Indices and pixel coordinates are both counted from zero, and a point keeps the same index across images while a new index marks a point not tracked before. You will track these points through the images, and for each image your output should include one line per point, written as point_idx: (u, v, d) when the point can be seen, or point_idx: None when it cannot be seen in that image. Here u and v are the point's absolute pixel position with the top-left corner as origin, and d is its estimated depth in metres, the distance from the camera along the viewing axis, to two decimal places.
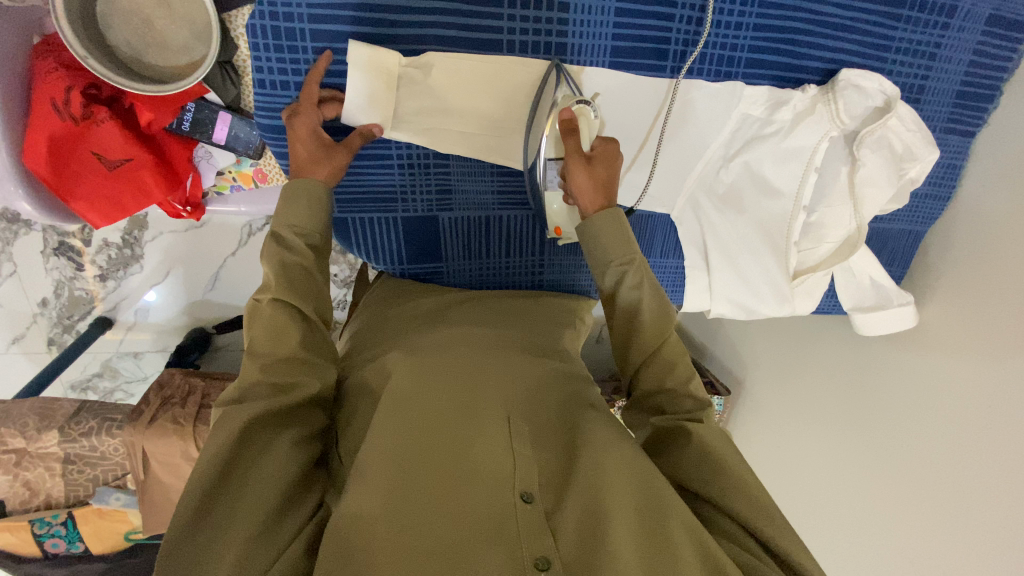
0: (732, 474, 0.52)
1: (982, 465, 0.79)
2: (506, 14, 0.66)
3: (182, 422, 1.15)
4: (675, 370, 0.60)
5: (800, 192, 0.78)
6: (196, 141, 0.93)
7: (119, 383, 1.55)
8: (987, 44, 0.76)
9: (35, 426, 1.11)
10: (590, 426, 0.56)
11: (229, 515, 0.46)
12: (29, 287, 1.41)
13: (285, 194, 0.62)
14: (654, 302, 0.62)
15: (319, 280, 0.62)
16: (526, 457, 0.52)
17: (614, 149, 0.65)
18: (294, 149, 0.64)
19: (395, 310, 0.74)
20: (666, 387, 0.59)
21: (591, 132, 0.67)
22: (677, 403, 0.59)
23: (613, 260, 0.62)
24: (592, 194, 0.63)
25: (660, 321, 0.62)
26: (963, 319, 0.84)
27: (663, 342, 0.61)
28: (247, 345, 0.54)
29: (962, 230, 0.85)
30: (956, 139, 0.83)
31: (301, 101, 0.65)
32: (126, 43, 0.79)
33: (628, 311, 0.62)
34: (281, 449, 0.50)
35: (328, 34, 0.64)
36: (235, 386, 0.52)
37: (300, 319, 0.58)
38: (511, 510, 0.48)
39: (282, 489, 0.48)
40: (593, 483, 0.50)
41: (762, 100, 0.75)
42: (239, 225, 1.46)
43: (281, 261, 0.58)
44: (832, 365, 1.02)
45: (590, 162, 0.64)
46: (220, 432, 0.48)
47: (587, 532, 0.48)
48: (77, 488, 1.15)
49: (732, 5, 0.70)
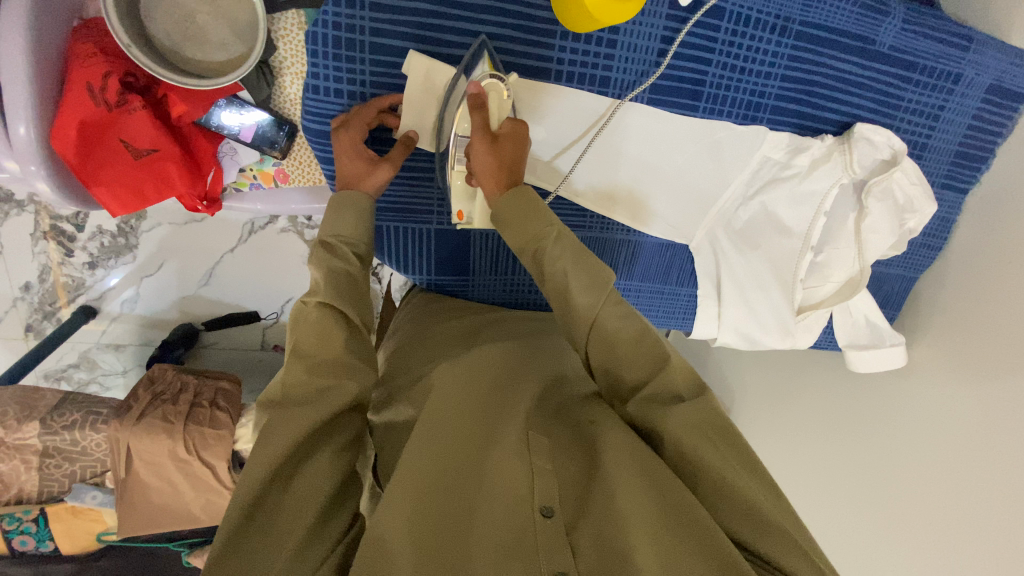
0: (714, 472, 0.51)
1: (959, 504, 0.84)
2: (558, 45, 0.69)
3: (172, 420, 1.11)
4: (617, 337, 0.57)
5: (809, 233, 0.83)
6: (222, 137, 0.92)
7: (95, 375, 1.48)
8: (985, 111, 0.83)
9: (15, 415, 1.06)
10: (605, 435, 0.57)
11: (266, 530, 0.46)
12: (13, 269, 1.36)
13: (330, 206, 0.64)
14: (578, 269, 0.59)
15: (363, 286, 0.62)
16: (545, 472, 0.53)
17: (524, 129, 0.65)
18: (340, 163, 0.66)
19: (426, 334, 0.75)
20: (615, 354, 0.57)
21: (501, 111, 0.66)
22: (633, 368, 0.57)
23: (528, 240, 0.62)
24: (497, 174, 0.63)
25: (592, 293, 0.58)
26: (948, 363, 0.89)
27: (596, 317, 0.58)
28: (294, 346, 0.55)
29: (952, 279, 0.92)
30: (951, 194, 0.89)
31: (352, 117, 0.66)
32: (166, 35, 0.79)
33: (557, 289, 0.59)
34: (325, 457, 0.51)
35: (387, 47, 0.66)
36: (278, 386, 0.54)
37: (345, 325, 0.58)
38: (531, 524, 0.49)
39: (322, 501, 0.49)
40: (609, 495, 0.50)
41: (783, 144, 0.80)
42: (240, 222, 1.43)
43: (329, 268, 0.60)
44: (820, 399, 1.07)
45: (495, 140, 0.63)
46: (262, 437, 0.50)
47: (606, 543, 0.47)
48: (52, 483, 1.11)
49: (764, 55, 0.75)
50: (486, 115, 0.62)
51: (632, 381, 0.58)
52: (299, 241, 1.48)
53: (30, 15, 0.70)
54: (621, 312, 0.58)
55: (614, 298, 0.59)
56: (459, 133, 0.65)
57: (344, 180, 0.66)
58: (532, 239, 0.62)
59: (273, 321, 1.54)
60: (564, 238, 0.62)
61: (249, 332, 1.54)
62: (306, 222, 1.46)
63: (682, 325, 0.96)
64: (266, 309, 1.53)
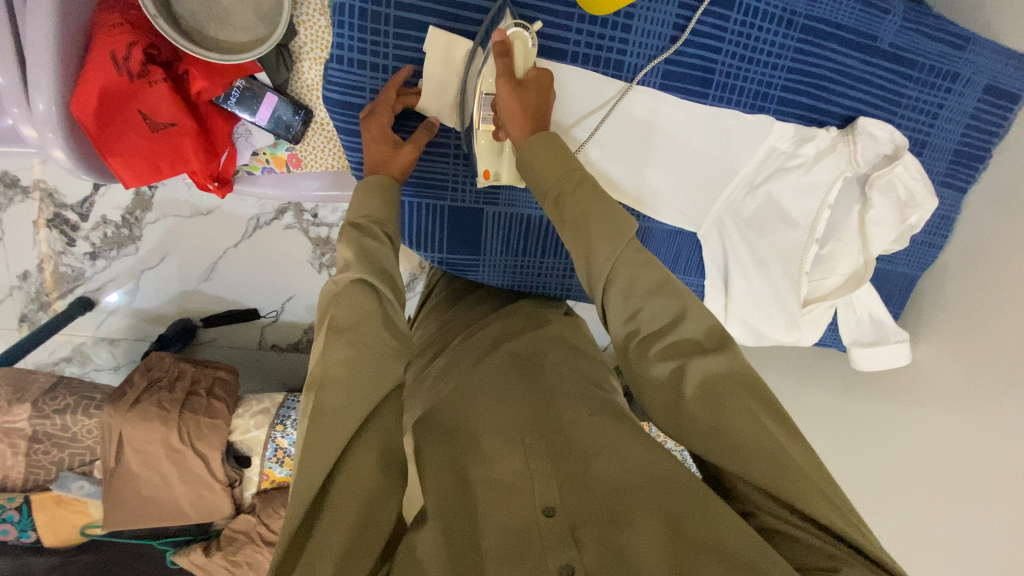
0: (742, 436, 0.49)
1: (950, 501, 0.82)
2: (574, 27, 0.72)
3: (167, 407, 1.09)
4: (638, 280, 0.57)
5: (814, 227, 0.85)
6: (239, 118, 0.93)
7: (87, 369, 1.44)
8: (982, 111, 0.86)
9: (5, 396, 1.05)
10: (602, 433, 0.56)
11: (324, 535, 0.45)
12: (11, 258, 1.33)
13: (358, 189, 0.66)
14: (597, 213, 0.60)
15: (394, 259, 0.63)
16: (542, 472, 0.52)
17: (548, 77, 0.67)
18: (368, 148, 0.69)
19: (457, 350, 0.75)
20: (636, 295, 0.57)
21: (526, 58, 0.67)
22: (652, 315, 0.56)
23: (552, 182, 0.63)
24: (523, 118, 0.65)
25: (610, 240, 0.59)
26: (949, 358, 0.90)
27: (615, 264, 0.58)
28: (331, 321, 0.55)
29: (953, 276, 0.93)
30: (951, 193, 0.91)
31: (377, 103, 0.69)
32: (190, 12, 0.80)
33: (579, 232, 0.60)
34: (366, 448, 0.50)
35: (410, 22, 0.68)
36: (317, 367, 0.53)
37: (376, 301, 0.58)
38: (533, 525, 0.48)
39: (369, 497, 0.48)
40: (610, 497, 0.50)
41: (788, 135, 0.82)
42: (245, 218, 1.39)
43: (362, 246, 0.60)
44: (824, 401, 1.06)
45: (520, 86, 0.65)
46: (313, 427, 0.49)
47: (607, 541, 0.46)
48: (38, 470, 1.09)
49: (771, 46, 0.78)
50: (511, 62, 0.65)
51: (648, 331, 0.57)
52: (304, 239, 1.43)
53: None
54: (642, 258, 0.59)
55: (632, 246, 0.59)
56: (483, 89, 0.67)
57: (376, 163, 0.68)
58: (562, 177, 0.63)
59: (272, 319, 1.50)
60: (585, 182, 0.63)
61: (246, 330, 1.49)
62: (312, 219, 1.42)
63: None
64: (265, 306, 1.48)
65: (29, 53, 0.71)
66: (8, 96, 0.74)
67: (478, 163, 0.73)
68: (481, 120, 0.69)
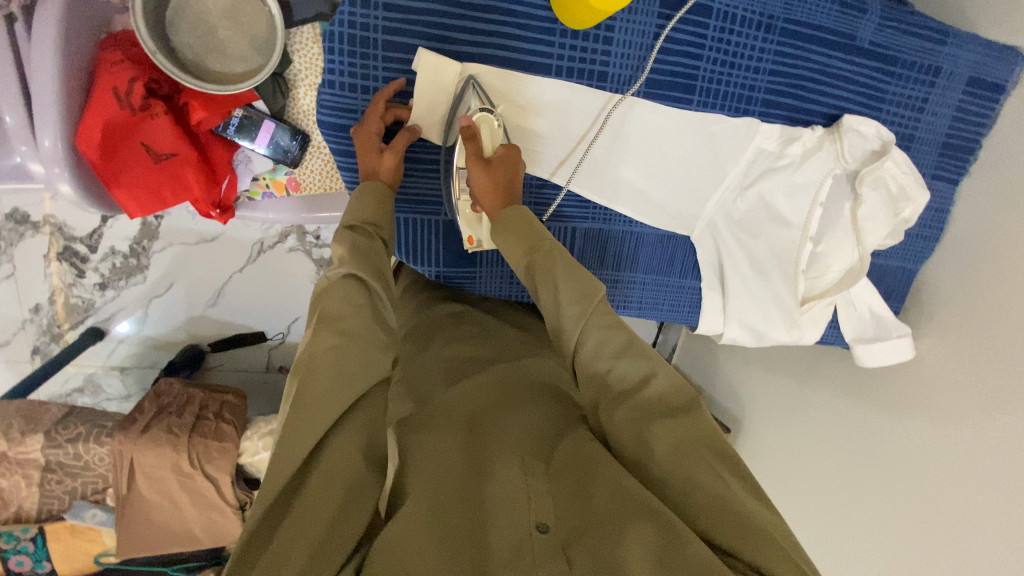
0: (704, 485, 0.53)
1: (980, 494, 0.82)
2: (557, 41, 0.74)
3: (177, 432, 1.10)
4: (609, 338, 0.62)
5: (807, 224, 0.86)
6: (238, 145, 0.95)
7: (99, 399, 1.45)
8: (968, 103, 0.87)
9: (19, 428, 1.07)
10: (596, 447, 0.59)
11: (298, 525, 0.46)
12: (24, 292, 1.36)
13: (356, 194, 0.69)
14: (568, 280, 0.65)
15: (385, 260, 0.66)
16: (539, 489, 0.56)
17: (515, 153, 0.72)
18: (362, 158, 0.71)
19: (435, 352, 0.76)
20: (604, 357, 0.62)
21: (495, 138, 0.73)
22: (624, 371, 0.61)
23: (520, 254, 0.69)
24: (495, 194, 0.71)
25: (578, 304, 0.63)
26: (954, 351, 0.89)
27: (584, 326, 0.63)
28: (321, 313, 0.57)
29: (951, 268, 0.93)
30: (943, 185, 0.92)
31: (367, 114, 0.71)
32: (188, 47, 0.83)
33: (549, 295, 0.65)
34: (348, 441, 0.52)
35: (398, 44, 0.71)
36: (303, 357, 0.54)
37: (367, 295, 0.61)
38: (528, 540, 0.51)
39: (350, 481, 0.50)
40: (597, 510, 0.53)
41: (774, 136, 0.83)
42: (249, 242, 1.41)
43: (353, 243, 0.64)
44: (831, 399, 1.05)
45: (488, 165, 0.71)
46: (295, 413, 0.50)
47: (598, 552, 0.49)
48: (52, 500, 1.11)
49: (752, 51, 0.79)
50: (477, 145, 0.70)
51: (617, 390, 0.60)
52: (307, 261, 1.46)
53: (62, 24, 0.75)
54: (608, 320, 0.64)
55: (602, 307, 0.64)
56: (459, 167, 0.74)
57: (366, 174, 0.71)
58: (531, 246, 0.68)
59: (278, 341, 1.51)
60: (555, 252, 0.68)
61: (254, 353, 1.51)
62: (314, 241, 1.45)
63: (688, 319, 0.97)
64: (271, 329, 1.50)
65: (36, 92, 0.74)
66: (17, 135, 0.79)
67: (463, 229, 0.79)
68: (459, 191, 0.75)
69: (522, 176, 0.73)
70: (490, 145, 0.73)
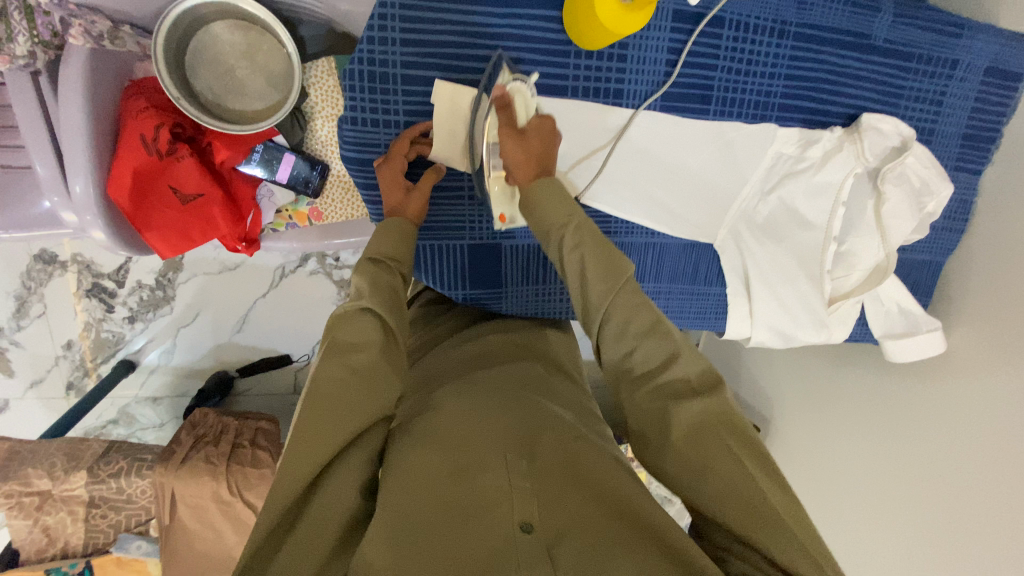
0: (719, 474, 0.54)
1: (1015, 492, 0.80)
2: (572, 62, 0.74)
3: (215, 462, 1.12)
4: (632, 320, 0.62)
5: (830, 225, 0.85)
6: (260, 180, 0.97)
7: (133, 429, 1.47)
8: (986, 93, 0.86)
9: (62, 466, 1.09)
10: (584, 455, 0.58)
11: (300, 542, 0.48)
12: (56, 329, 1.38)
13: (378, 229, 0.70)
14: (596, 253, 0.65)
15: (403, 296, 0.67)
16: (523, 487, 0.53)
17: (548, 124, 0.72)
18: (385, 195, 0.73)
19: (440, 363, 0.78)
20: (629, 336, 0.62)
21: (528, 109, 0.73)
22: (646, 355, 0.62)
23: (552, 229, 0.68)
24: (530, 167, 0.70)
25: (607, 280, 0.63)
26: (986, 343, 0.88)
27: (610, 304, 0.63)
28: (333, 338, 0.58)
29: (978, 260, 0.92)
30: (965, 176, 0.91)
31: (390, 152, 0.72)
32: (208, 88, 0.85)
33: (575, 271, 0.65)
34: (350, 472, 0.53)
35: (416, 77, 0.72)
36: (314, 377, 0.56)
37: (383, 332, 0.62)
38: (511, 541, 0.47)
39: (345, 517, 0.51)
40: (584, 517, 0.51)
41: (794, 139, 0.83)
42: (271, 268, 1.44)
43: (373, 277, 0.65)
44: (862, 396, 1.05)
45: (523, 136, 0.70)
46: (296, 445, 0.51)
47: (587, 557, 0.47)
48: (98, 534, 1.13)
49: (766, 56, 0.79)
50: (512, 114, 0.70)
51: (642, 369, 0.62)
52: (328, 283, 1.48)
53: (88, 77, 0.77)
54: (638, 299, 0.63)
55: (629, 286, 0.64)
56: (489, 141, 0.71)
57: (390, 209, 0.72)
58: (567, 220, 0.67)
59: (304, 363, 1.53)
60: (584, 228, 0.67)
61: (281, 376, 1.52)
62: (335, 262, 1.47)
63: (714, 325, 0.96)
64: (297, 351, 1.52)
65: (67, 145, 0.76)
66: (49, 185, 0.80)
67: (494, 208, 0.77)
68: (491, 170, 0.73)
69: (556, 149, 0.73)
70: (523, 116, 0.72)
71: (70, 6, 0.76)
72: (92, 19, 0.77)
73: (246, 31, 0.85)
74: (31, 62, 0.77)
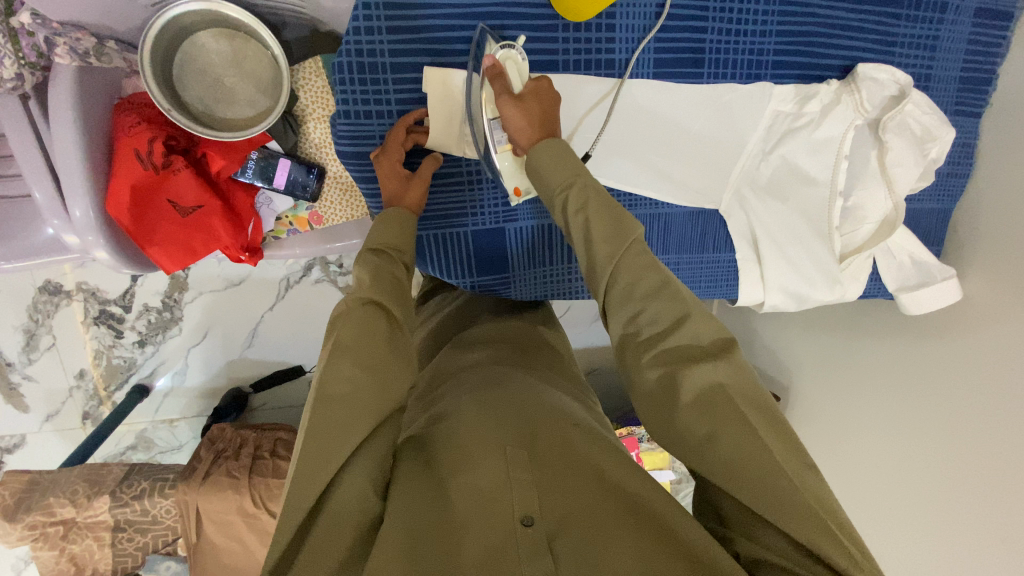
0: (730, 442, 0.53)
1: None
2: (561, 37, 0.74)
3: (237, 475, 1.12)
4: (641, 281, 0.61)
5: (834, 179, 0.85)
6: (257, 188, 0.97)
7: (153, 454, 1.47)
8: (980, 34, 0.85)
9: (85, 492, 1.09)
10: (580, 437, 0.57)
11: (316, 549, 0.47)
12: (66, 360, 1.38)
13: (379, 220, 0.70)
14: (602, 215, 0.64)
15: (408, 287, 0.66)
16: (523, 480, 0.52)
17: (546, 85, 0.69)
18: (383, 185, 0.72)
19: (447, 360, 0.77)
20: (635, 298, 0.61)
21: (521, 73, 0.70)
22: (654, 317, 0.60)
23: (556, 189, 0.67)
24: (531, 131, 0.68)
25: (612, 243, 0.63)
26: (1001, 287, 0.87)
27: (616, 266, 0.62)
28: (336, 339, 0.57)
29: (986, 202, 0.90)
30: (967, 120, 0.90)
31: (387, 141, 0.72)
32: (197, 99, 0.85)
33: (580, 233, 0.65)
34: (362, 470, 0.52)
35: (406, 65, 0.71)
36: (318, 379, 0.54)
37: (386, 320, 0.60)
38: (511, 535, 0.48)
39: (361, 518, 0.50)
40: (585, 503, 0.50)
41: (790, 97, 0.82)
42: (276, 280, 1.43)
43: (374, 267, 0.64)
44: (882, 353, 1.03)
45: (520, 100, 0.68)
46: (305, 450, 0.50)
47: (586, 547, 0.47)
48: (126, 558, 1.14)
49: (755, 16, 0.78)
50: (506, 81, 0.68)
51: (649, 333, 0.60)
52: (334, 290, 1.47)
53: (78, 97, 0.77)
54: (644, 262, 0.62)
55: (635, 248, 0.63)
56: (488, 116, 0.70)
57: (389, 199, 0.72)
58: (568, 180, 0.66)
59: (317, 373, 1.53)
60: (584, 187, 0.66)
61: (295, 389, 1.52)
62: (338, 269, 1.46)
63: (727, 293, 0.96)
64: (308, 362, 1.51)
65: (64, 167, 0.76)
66: (49, 210, 0.80)
67: (507, 183, 0.75)
68: (495, 145, 0.71)
69: (557, 109, 0.70)
70: (519, 82, 0.70)
71: (54, 25, 0.76)
72: (77, 37, 0.77)
73: (230, 38, 0.84)
74: (18, 85, 0.78)
